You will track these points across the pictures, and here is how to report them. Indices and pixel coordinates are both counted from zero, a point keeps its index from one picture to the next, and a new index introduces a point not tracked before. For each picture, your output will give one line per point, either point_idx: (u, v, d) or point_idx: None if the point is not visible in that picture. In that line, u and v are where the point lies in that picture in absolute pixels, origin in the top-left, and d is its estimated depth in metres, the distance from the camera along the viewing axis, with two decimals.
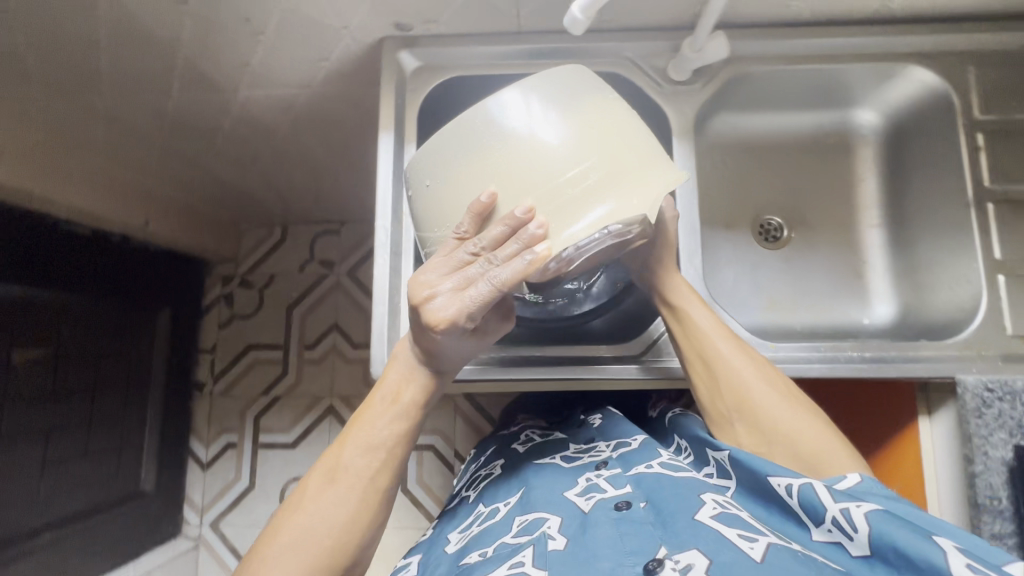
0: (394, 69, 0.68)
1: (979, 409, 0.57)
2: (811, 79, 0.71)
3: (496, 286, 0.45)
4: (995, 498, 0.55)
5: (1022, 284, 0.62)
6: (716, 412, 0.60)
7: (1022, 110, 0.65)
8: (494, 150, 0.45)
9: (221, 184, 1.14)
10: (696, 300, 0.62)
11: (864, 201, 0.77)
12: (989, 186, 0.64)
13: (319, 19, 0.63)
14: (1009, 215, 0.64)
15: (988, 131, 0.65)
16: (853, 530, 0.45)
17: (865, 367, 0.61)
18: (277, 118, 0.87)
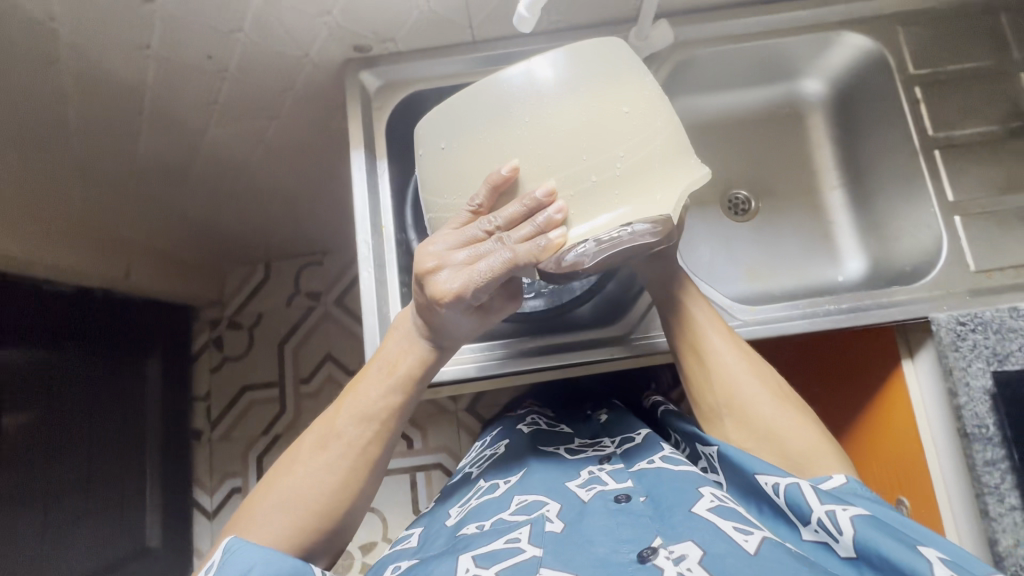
0: (358, 90, 0.70)
1: (955, 342, 0.59)
2: (757, 54, 0.75)
3: (507, 261, 0.46)
4: (983, 426, 0.57)
5: (977, 221, 0.65)
6: (707, 408, 0.62)
7: (952, 61, 0.69)
8: (524, 126, 0.46)
9: (198, 225, 1.15)
10: (696, 295, 0.64)
11: (821, 166, 0.81)
12: (933, 134, 0.68)
13: (279, 49, 0.66)
14: (955, 159, 0.67)
15: (924, 84, 0.69)
16: (838, 532, 0.46)
17: (843, 316, 0.64)
18: (249, 153, 0.89)
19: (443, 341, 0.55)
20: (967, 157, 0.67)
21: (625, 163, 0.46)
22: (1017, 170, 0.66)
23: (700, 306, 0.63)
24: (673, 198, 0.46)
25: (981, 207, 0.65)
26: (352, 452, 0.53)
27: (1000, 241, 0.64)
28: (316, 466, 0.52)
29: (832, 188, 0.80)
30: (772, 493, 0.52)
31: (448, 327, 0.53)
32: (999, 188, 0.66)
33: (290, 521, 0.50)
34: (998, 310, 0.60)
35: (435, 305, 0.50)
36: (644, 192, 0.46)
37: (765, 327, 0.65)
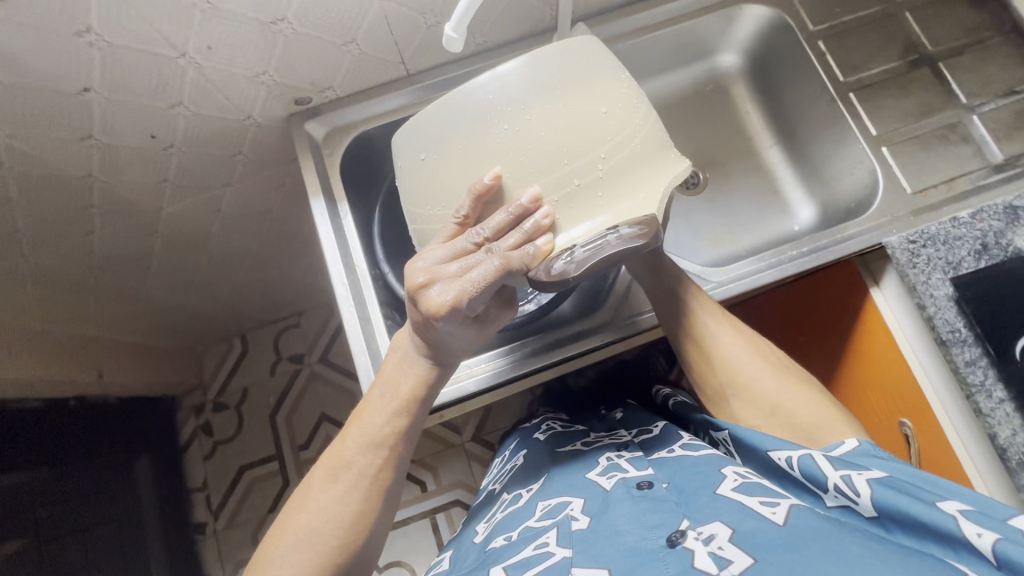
0: (306, 141, 0.72)
1: (911, 260, 0.63)
2: (673, 39, 0.80)
3: (497, 270, 0.47)
4: (954, 330, 0.61)
5: (901, 148, 0.70)
6: (712, 391, 0.65)
7: (844, 13, 0.76)
8: (502, 135, 0.49)
9: (165, 309, 1.13)
10: (689, 284, 0.65)
11: (754, 129, 0.86)
12: (844, 80, 0.74)
13: (221, 115, 0.67)
14: (869, 98, 0.73)
15: (826, 37, 0.75)
16: (857, 495, 0.47)
17: (808, 258, 0.67)
18: (207, 224, 0.88)
19: (442, 358, 0.56)
20: (879, 93, 0.73)
21: (607, 165, 0.49)
22: (925, 97, 0.72)
23: (692, 292, 0.65)
24: (656, 197, 0.49)
25: (903, 135, 0.71)
26: (365, 479, 0.53)
27: (927, 163, 0.69)
28: (328, 497, 0.52)
29: (769, 148, 0.86)
30: (787, 466, 0.53)
31: (448, 342, 0.54)
32: (912, 116, 0.71)
33: (314, 564, 0.49)
34: (940, 223, 0.64)
35: (432, 320, 0.50)
36: (629, 193, 0.50)
37: (737, 283, 0.68)
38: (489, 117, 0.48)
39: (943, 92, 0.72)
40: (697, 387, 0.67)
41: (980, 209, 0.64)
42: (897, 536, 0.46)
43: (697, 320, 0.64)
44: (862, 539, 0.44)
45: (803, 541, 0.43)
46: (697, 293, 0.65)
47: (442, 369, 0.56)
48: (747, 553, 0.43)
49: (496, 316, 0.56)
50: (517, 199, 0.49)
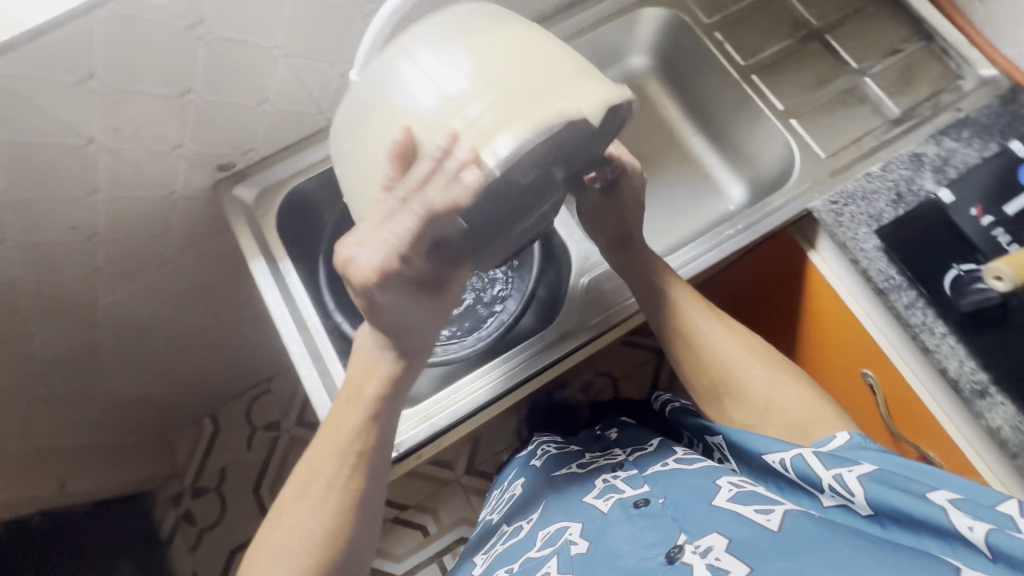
0: (236, 205, 0.71)
1: (836, 219, 0.67)
2: (582, 50, 0.83)
3: (419, 218, 0.43)
4: (890, 279, 0.63)
5: (809, 118, 0.75)
6: (704, 391, 0.65)
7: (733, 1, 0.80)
8: (411, 95, 0.48)
9: (122, 401, 1.08)
10: (673, 279, 0.66)
11: (676, 121, 0.89)
12: (745, 63, 0.78)
13: (142, 194, 0.66)
14: (770, 76, 0.77)
15: (721, 27, 0.80)
16: (851, 494, 0.49)
17: (745, 234, 0.70)
18: (151, 307, 0.86)
19: (408, 347, 0.53)
20: (778, 70, 0.78)
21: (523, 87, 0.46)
22: (821, 69, 0.77)
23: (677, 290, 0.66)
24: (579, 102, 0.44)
25: (807, 105, 0.75)
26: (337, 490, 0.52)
27: (834, 127, 0.74)
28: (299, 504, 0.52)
29: (692, 136, 0.89)
30: (782, 468, 0.55)
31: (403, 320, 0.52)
32: (813, 88, 0.76)
33: None
34: (856, 181, 0.68)
35: (369, 292, 0.47)
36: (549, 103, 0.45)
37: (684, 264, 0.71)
38: (399, 85, 0.49)
39: (835, 60, 0.77)
40: (689, 388, 0.67)
41: (888, 161, 0.69)
42: (894, 532, 0.46)
43: (685, 318, 0.65)
44: (853, 539, 0.45)
45: (797, 546, 0.44)
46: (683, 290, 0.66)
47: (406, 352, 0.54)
48: (743, 561, 0.44)
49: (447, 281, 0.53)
50: (435, 140, 0.45)
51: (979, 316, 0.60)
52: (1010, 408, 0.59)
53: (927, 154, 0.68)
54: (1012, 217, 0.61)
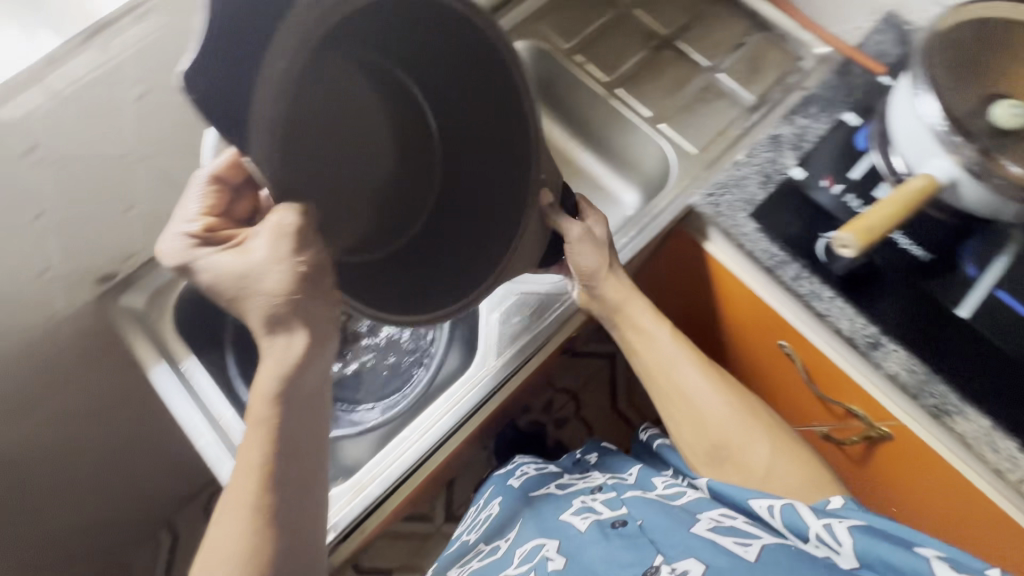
0: (129, 313, 0.68)
1: (715, 209, 0.71)
2: None
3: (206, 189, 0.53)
4: (772, 255, 0.67)
5: (676, 121, 0.80)
6: (701, 450, 0.66)
7: (587, 24, 0.85)
8: None
9: (58, 537, 1.00)
10: (664, 336, 0.69)
11: (559, 141, 0.92)
12: (609, 80, 0.83)
13: (19, 324, 0.62)
14: (634, 88, 0.82)
15: (580, 50, 0.84)
16: (838, 544, 0.51)
17: (639, 240, 0.74)
18: (66, 434, 0.81)
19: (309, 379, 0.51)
20: (639, 81, 0.82)
21: None
22: (678, 74, 0.82)
23: (670, 345, 0.68)
24: None
25: (672, 109, 0.80)
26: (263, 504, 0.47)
27: (699, 125, 0.79)
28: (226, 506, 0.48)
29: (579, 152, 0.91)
30: (768, 515, 0.56)
31: (238, 272, 0.47)
32: (674, 92, 0.81)
33: None
34: (725, 170, 0.73)
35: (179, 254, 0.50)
36: None
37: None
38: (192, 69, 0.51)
39: (688, 63, 0.83)
40: (683, 447, 0.68)
41: (751, 147, 0.73)
42: None
43: (682, 374, 0.67)
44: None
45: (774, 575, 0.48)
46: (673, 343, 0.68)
47: (271, 324, 0.48)
48: None
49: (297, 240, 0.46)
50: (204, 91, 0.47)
51: (851, 278, 0.64)
52: (901, 356, 0.62)
53: (783, 135, 0.73)
54: (856, 181, 0.67)
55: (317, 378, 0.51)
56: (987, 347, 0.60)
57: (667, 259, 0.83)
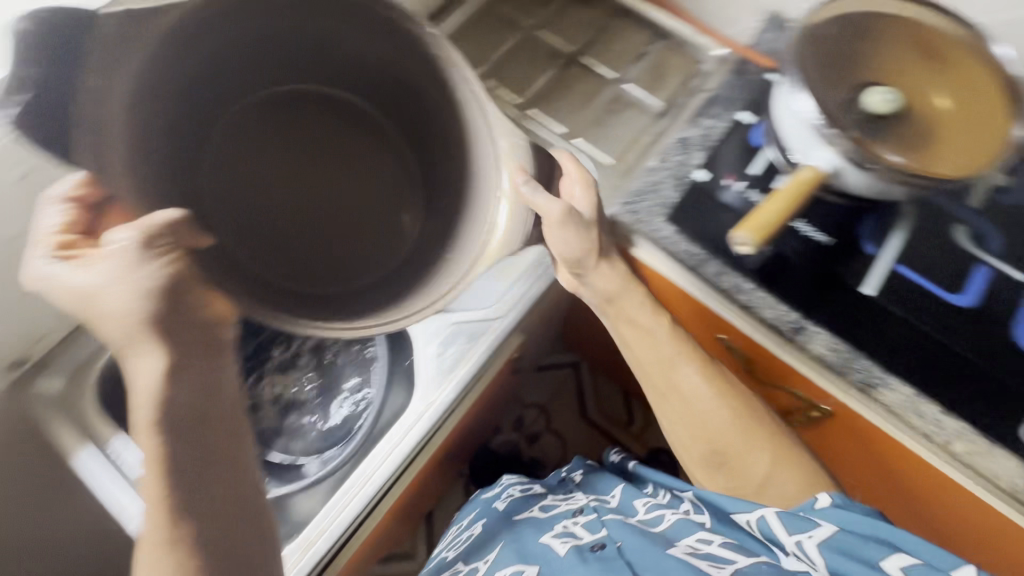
0: (43, 396, 0.65)
1: (635, 218, 0.71)
2: None
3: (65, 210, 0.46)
4: (696, 257, 0.68)
5: (591, 134, 0.81)
6: (699, 451, 0.67)
7: (494, 49, 0.86)
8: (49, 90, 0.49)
9: None
10: (665, 340, 0.66)
11: None
12: (522, 100, 0.84)
13: None
14: (547, 107, 0.84)
15: (490, 74, 0.85)
16: (812, 561, 0.54)
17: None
18: None
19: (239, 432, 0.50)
20: (551, 99, 0.84)
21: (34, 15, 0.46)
22: (585, 89, 0.84)
23: (669, 343, 0.67)
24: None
25: (586, 123, 0.82)
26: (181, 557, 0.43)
27: (614, 136, 0.81)
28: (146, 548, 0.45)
29: None
30: (749, 527, 0.60)
31: (85, 291, 0.43)
32: (584, 106, 0.83)
33: None
34: (641, 177, 0.73)
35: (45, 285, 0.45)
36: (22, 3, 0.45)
37: (522, 297, 0.71)
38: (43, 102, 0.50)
39: (596, 76, 0.85)
40: (677, 442, 0.69)
41: (662, 152, 0.74)
42: None
43: (680, 374, 0.66)
44: None
45: None
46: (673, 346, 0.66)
47: (127, 343, 0.44)
48: None
49: (147, 248, 0.43)
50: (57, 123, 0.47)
51: (775, 269, 0.65)
52: (825, 336, 0.62)
53: (691, 137, 0.75)
54: (760, 175, 0.71)
55: (197, 388, 0.47)
56: (901, 324, 0.60)
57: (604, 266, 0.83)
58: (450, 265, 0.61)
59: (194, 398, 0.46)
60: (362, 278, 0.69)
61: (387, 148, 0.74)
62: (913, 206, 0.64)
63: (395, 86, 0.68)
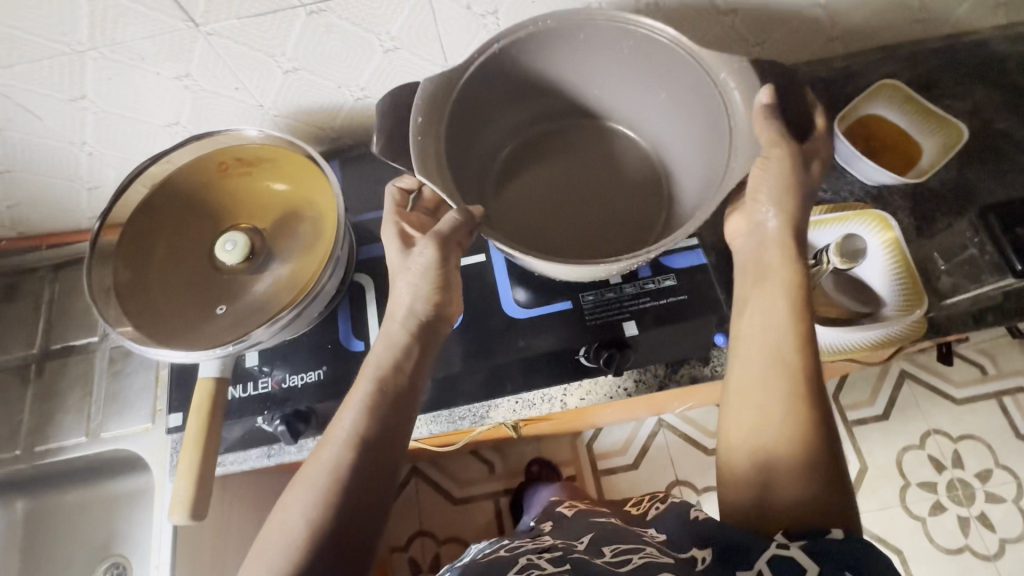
0: None
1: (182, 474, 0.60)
2: (70, 523, 0.79)
3: (400, 188, 0.56)
4: (269, 451, 0.60)
5: (135, 396, 0.70)
6: (770, 454, 0.41)
7: (60, 354, 0.73)
8: (334, 237, 0.54)
9: None
10: (773, 329, 0.45)
11: (88, 476, 0.77)
12: (89, 411, 0.71)
13: None
14: (106, 383, 0.71)
15: (35, 387, 0.72)
16: None
17: (165, 541, 0.61)
18: None
19: (404, 441, 0.47)
20: (113, 381, 0.71)
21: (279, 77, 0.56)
22: (78, 372, 0.72)
23: (781, 341, 0.44)
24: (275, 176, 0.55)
25: (122, 386, 0.71)
26: None
27: (136, 391, 0.70)
28: (287, 538, 0.42)
29: (108, 485, 0.79)
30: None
31: (397, 315, 0.51)
32: (86, 394, 0.71)
33: None
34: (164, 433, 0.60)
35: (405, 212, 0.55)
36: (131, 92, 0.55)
37: None
38: (280, 230, 0.57)
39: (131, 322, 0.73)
40: (735, 416, 0.44)
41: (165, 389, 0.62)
42: None
43: (770, 307, 0.46)
44: None
45: None
46: (793, 345, 0.44)
47: (397, 364, 0.49)
48: None
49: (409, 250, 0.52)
50: (405, 184, 0.57)
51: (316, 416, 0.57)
52: (421, 417, 0.60)
53: None
54: (259, 365, 0.59)
55: (389, 405, 0.47)
56: (467, 367, 0.60)
57: (245, 483, 0.73)
58: (711, 173, 0.51)
59: (376, 417, 0.46)
60: (611, 241, 0.58)
61: (610, 137, 0.64)
62: (363, 271, 0.62)
63: (576, 109, 0.63)
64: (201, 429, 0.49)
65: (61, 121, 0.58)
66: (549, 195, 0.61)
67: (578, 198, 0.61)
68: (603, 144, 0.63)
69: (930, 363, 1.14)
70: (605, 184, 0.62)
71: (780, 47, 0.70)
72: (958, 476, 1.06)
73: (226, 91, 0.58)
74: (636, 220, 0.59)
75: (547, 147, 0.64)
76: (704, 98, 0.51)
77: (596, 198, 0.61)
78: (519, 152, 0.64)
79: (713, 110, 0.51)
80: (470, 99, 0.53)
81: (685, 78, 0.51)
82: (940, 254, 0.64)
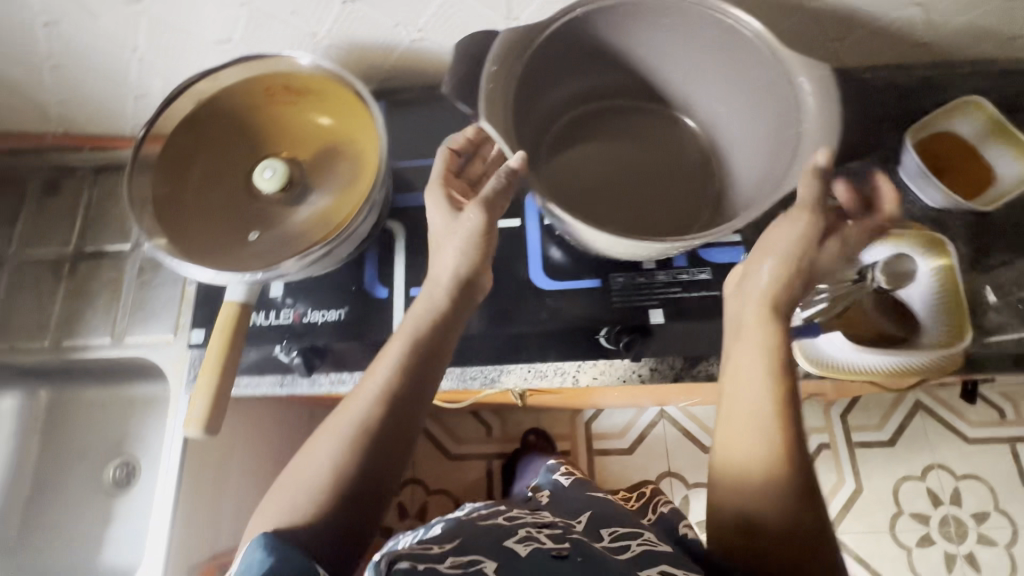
0: None
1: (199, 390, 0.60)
2: (87, 417, 0.83)
3: (467, 136, 0.56)
4: (287, 380, 0.59)
5: (160, 307, 0.72)
6: (748, 501, 0.42)
7: (93, 255, 0.75)
8: (373, 177, 0.53)
9: None
10: (764, 367, 0.44)
11: (107, 376, 0.80)
12: (115, 313, 0.72)
13: None
14: (133, 290, 0.73)
15: (66, 283, 0.74)
16: None
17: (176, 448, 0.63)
18: None
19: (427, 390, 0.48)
20: (140, 289, 0.73)
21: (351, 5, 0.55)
22: (109, 276, 0.74)
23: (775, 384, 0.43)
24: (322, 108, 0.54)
25: (149, 296, 0.72)
26: None
27: (161, 302, 0.72)
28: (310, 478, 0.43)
29: (126, 387, 0.82)
30: None
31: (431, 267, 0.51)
32: (115, 296, 0.73)
33: None
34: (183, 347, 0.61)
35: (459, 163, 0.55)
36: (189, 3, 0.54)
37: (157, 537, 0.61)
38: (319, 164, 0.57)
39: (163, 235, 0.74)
40: (717, 460, 0.45)
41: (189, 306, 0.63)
42: None
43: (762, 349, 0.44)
44: None
45: None
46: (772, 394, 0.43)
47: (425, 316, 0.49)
48: None
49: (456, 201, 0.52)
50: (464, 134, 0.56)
51: (332, 351, 0.58)
52: None
53: None
54: (284, 296, 0.59)
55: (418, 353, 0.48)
56: (487, 330, 0.59)
57: (255, 407, 0.75)
58: (775, 168, 0.48)
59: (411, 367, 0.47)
60: (656, 223, 0.56)
61: (673, 122, 0.61)
62: (397, 218, 0.62)
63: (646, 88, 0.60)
64: (223, 345, 0.50)
65: (118, 23, 0.57)
66: (601, 171, 0.59)
67: (631, 175, 0.59)
68: (663, 128, 0.61)
69: (951, 398, 1.10)
70: (659, 168, 0.59)
71: (866, 43, 0.65)
72: (954, 513, 1.05)
73: (282, 14, 0.57)
74: (685, 207, 0.57)
75: (606, 123, 0.61)
76: (780, 92, 0.48)
77: (648, 179, 0.59)
78: (579, 121, 0.61)
79: (787, 104, 0.48)
80: (540, 62, 0.51)
81: (763, 70, 0.48)
82: (992, 288, 0.61)
